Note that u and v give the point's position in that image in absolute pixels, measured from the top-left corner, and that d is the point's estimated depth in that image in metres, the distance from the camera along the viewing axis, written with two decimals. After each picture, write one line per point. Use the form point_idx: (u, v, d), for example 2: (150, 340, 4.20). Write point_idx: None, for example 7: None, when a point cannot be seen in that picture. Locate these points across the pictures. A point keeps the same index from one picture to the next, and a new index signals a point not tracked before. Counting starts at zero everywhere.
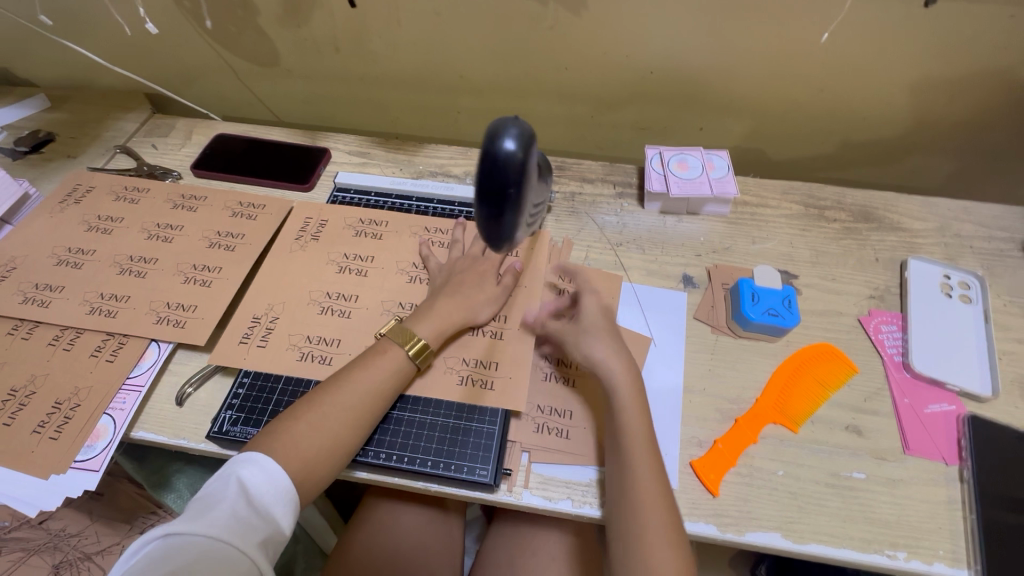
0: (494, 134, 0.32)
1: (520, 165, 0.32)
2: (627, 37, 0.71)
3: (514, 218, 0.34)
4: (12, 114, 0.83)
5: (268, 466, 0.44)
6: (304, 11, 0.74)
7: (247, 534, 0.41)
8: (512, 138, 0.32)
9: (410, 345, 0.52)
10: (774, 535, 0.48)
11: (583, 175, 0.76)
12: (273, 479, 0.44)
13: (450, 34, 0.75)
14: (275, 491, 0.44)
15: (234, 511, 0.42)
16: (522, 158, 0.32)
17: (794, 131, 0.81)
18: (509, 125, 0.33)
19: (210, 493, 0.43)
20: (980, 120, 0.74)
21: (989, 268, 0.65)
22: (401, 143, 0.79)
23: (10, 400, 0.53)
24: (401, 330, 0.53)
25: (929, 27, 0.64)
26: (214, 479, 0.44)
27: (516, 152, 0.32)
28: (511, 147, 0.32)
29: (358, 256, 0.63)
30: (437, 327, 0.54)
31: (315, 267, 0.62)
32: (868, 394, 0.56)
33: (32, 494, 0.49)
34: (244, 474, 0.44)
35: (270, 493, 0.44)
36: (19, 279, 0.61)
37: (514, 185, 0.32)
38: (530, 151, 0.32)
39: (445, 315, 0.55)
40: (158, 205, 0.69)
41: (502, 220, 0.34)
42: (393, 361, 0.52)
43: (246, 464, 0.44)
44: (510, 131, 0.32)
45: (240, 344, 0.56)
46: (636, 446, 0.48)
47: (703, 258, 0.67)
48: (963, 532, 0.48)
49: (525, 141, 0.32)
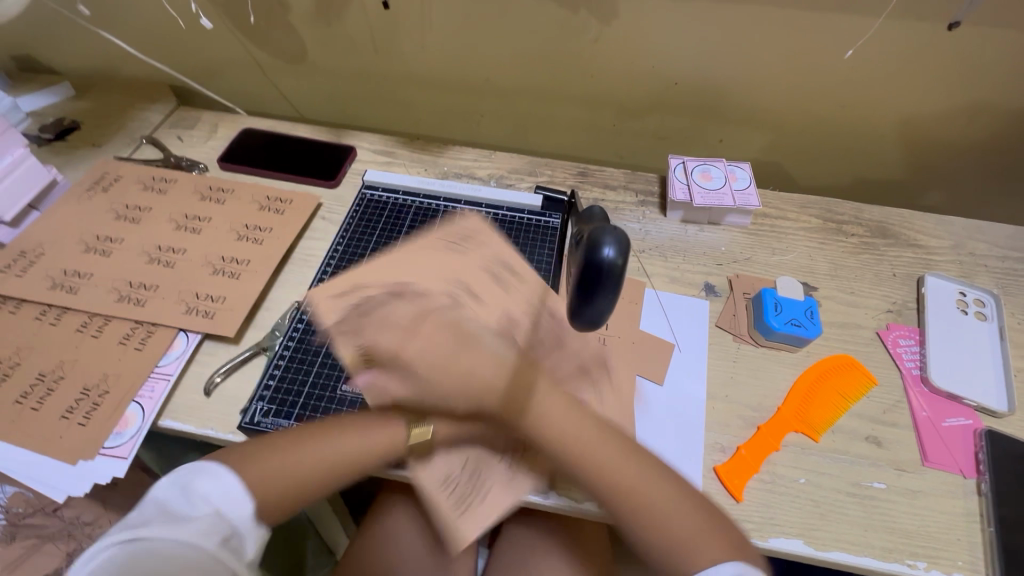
0: (594, 242, 0.33)
1: (621, 271, 0.33)
2: (654, 49, 0.73)
3: (606, 299, 0.34)
4: (37, 100, 0.83)
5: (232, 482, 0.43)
6: (338, 8, 0.75)
7: (210, 536, 0.39)
8: (612, 246, 0.33)
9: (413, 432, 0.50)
10: (796, 542, 0.49)
11: (606, 182, 0.77)
12: (226, 490, 0.42)
13: (479, 39, 0.76)
14: (232, 499, 0.42)
15: (195, 519, 0.40)
16: (622, 265, 0.33)
17: (812, 147, 0.82)
18: (608, 233, 0.33)
19: (163, 502, 0.41)
20: (993, 142, 0.76)
21: (1003, 287, 0.67)
22: (425, 144, 0.80)
23: (38, 385, 0.53)
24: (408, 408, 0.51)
25: (948, 49, 0.66)
26: (174, 484, 0.42)
27: (615, 260, 0.33)
28: (611, 255, 0.33)
29: (418, 272, 0.58)
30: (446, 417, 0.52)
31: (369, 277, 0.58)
32: (887, 406, 0.57)
33: (61, 479, 0.49)
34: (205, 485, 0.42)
35: (226, 501, 0.42)
36: (47, 265, 0.61)
37: (608, 289, 0.33)
38: (627, 256, 0.33)
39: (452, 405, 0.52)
40: (186, 196, 0.69)
41: (594, 302, 0.34)
42: (392, 436, 0.49)
43: (208, 475, 0.43)
44: (610, 238, 0.33)
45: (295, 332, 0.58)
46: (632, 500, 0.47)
47: (725, 268, 0.68)
48: (981, 544, 0.49)
49: (623, 249, 0.33)
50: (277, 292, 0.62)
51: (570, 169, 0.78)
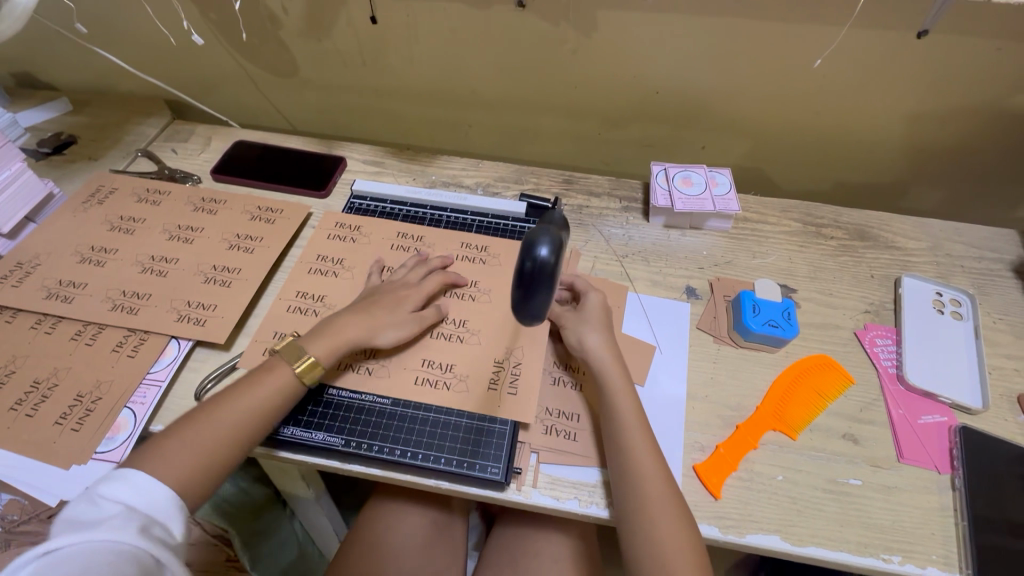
0: (530, 245, 0.34)
1: (552, 269, 0.34)
2: (634, 60, 0.75)
3: (543, 295, 0.35)
4: (35, 116, 0.85)
5: (137, 479, 0.43)
6: (326, 24, 0.78)
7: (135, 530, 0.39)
8: (547, 245, 0.34)
9: (297, 363, 0.52)
10: (773, 538, 0.50)
11: (590, 189, 0.78)
12: (145, 489, 0.42)
13: (464, 51, 0.78)
14: (154, 499, 0.42)
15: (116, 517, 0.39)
16: (556, 264, 0.34)
17: (793, 152, 0.84)
18: (543, 235, 0.35)
19: (76, 515, 0.39)
20: (969, 145, 0.78)
21: (978, 287, 0.68)
22: (414, 154, 0.82)
23: (33, 392, 0.54)
24: (293, 348, 0.54)
25: (919, 57, 0.67)
26: (74, 504, 0.41)
27: (550, 259, 0.34)
28: (546, 255, 0.35)
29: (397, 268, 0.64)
30: (329, 346, 0.54)
31: (347, 274, 0.64)
32: (864, 405, 0.58)
33: (55, 484, 0.50)
34: (108, 492, 0.41)
35: (145, 502, 0.42)
36: (43, 275, 0.63)
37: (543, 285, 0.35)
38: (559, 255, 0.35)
39: (340, 334, 0.54)
40: (179, 208, 0.71)
41: (534, 298, 0.35)
42: (279, 378, 0.52)
43: (112, 482, 0.42)
44: (546, 238, 0.35)
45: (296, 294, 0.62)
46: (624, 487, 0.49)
47: (706, 271, 0.69)
48: (955, 537, 0.50)
49: (558, 249, 0.35)
50: (267, 299, 0.64)
51: (556, 176, 0.80)
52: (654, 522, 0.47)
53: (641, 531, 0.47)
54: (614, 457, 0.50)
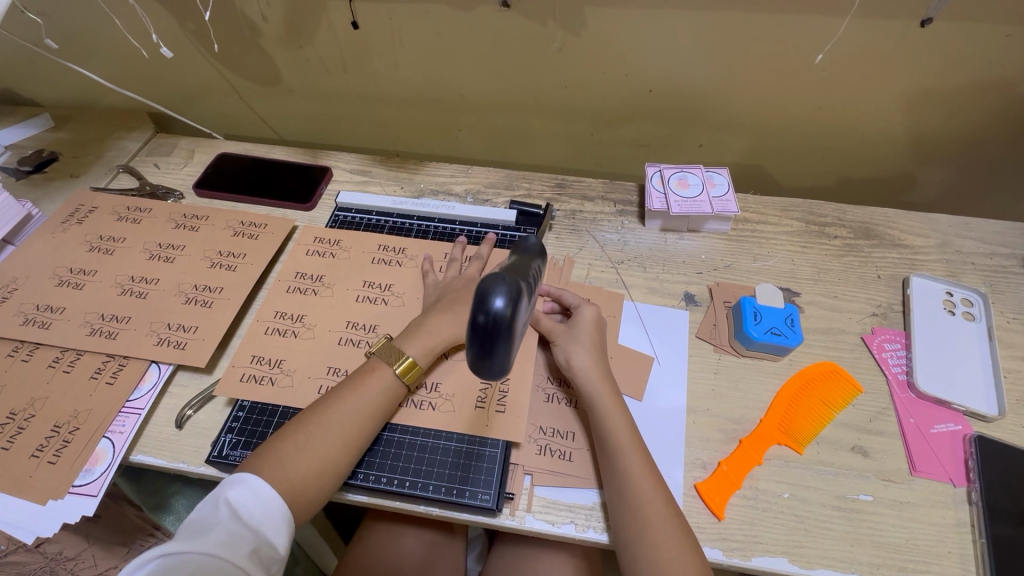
0: (482, 294, 0.29)
1: (509, 323, 0.29)
2: (626, 58, 0.72)
3: (505, 351, 0.30)
4: (15, 133, 0.84)
5: (257, 488, 0.43)
6: (307, 31, 0.75)
7: (237, 547, 0.40)
8: (503, 295, 0.29)
9: (399, 363, 0.51)
10: (781, 560, 0.47)
11: (584, 193, 0.76)
12: (262, 499, 0.43)
13: (450, 54, 0.75)
14: (267, 509, 0.43)
15: (224, 529, 0.41)
16: (513, 316, 0.29)
17: (793, 147, 0.82)
18: (498, 282, 0.29)
19: (199, 516, 0.42)
20: (977, 135, 0.74)
21: (991, 285, 0.65)
22: (402, 162, 0.80)
23: (8, 424, 0.52)
24: (392, 349, 0.53)
25: (925, 46, 0.64)
26: (205, 498, 0.43)
27: (506, 311, 0.29)
28: (502, 306, 0.29)
29: (378, 284, 0.62)
30: (426, 345, 0.53)
31: (328, 292, 0.62)
32: (872, 414, 0.56)
33: (31, 521, 0.48)
34: (233, 497, 0.42)
35: (258, 512, 0.42)
36: (20, 300, 0.61)
37: (504, 341, 0.29)
38: (517, 305, 0.29)
39: (435, 332, 0.54)
40: (160, 225, 0.69)
41: (493, 355, 0.30)
42: (382, 380, 0.51)
43: (235, 485, 0.43)
44: (500, 286, 0.29)
45: (275, 315, 0.60)
46: (624, 510, 0.46)
47: (705, 276, 0.67)
48: (973, 555, 0.48)
49: (516, 296, 0.29)
50: (248, 320, 0.62)
51: (547, 181, 0.77)
52: (654, 549, 0.44)
53: (645, 559, 0.44)
54: (611, 479, 0.48)
